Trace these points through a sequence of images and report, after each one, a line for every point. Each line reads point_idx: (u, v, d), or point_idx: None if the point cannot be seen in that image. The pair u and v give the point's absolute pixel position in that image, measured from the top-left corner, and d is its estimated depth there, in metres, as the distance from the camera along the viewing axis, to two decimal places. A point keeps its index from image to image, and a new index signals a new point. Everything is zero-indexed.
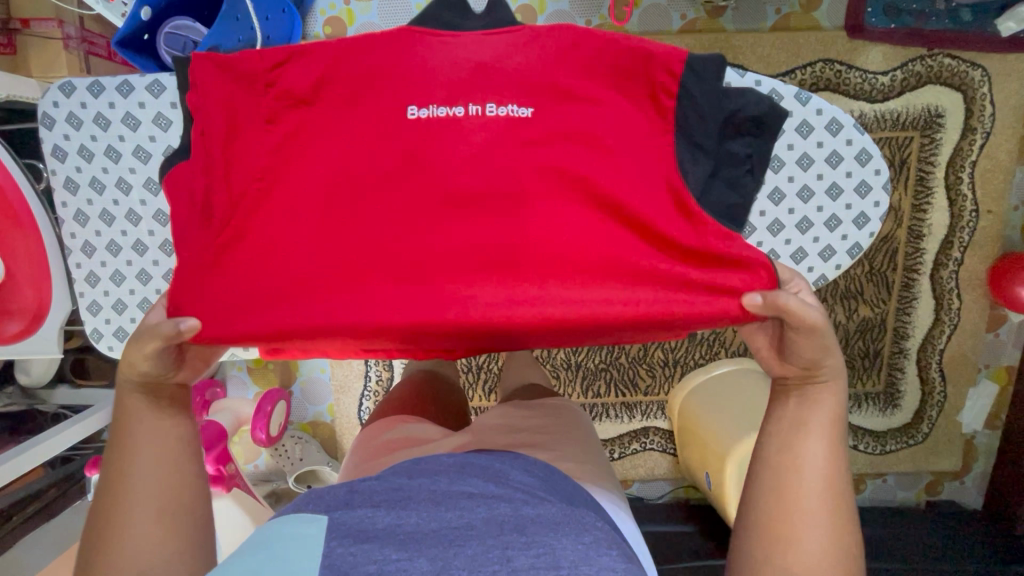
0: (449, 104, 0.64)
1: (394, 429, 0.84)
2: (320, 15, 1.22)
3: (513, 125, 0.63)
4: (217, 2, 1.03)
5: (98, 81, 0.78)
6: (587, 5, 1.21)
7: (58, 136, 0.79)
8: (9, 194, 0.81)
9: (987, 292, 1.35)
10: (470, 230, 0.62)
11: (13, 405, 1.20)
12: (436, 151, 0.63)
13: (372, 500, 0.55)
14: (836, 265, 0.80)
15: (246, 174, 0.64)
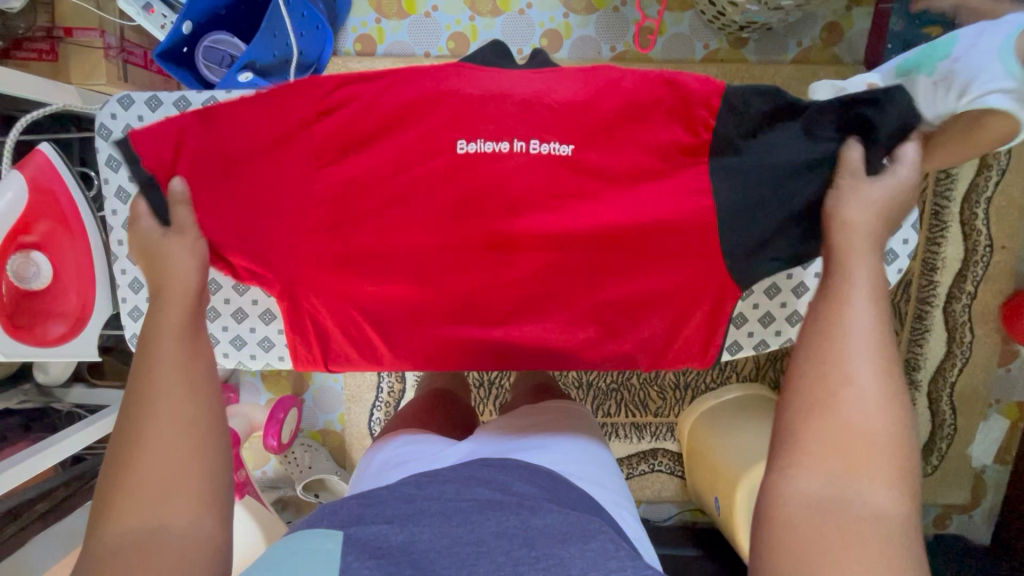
0: (495, 139, 0.64)
1: (398, 440, 0.86)
2: (352, 32, 1.25)
3: (556, 161, 0.65)
4: (254, 15, 1.05)
5: (156, 96, 0.80)
6: (613, 32, 1.24)
7: (113, 146, 0.81)
8: (61, 196, 0.84)
9: (998, 326, 1.36)
10: (511, 266, 0.67)
11: (29, 402, 1.22)
12: (481, 189, 0.65)
13: (386, 516, 0.56)
14: None
15: (294, 208, 0.67)
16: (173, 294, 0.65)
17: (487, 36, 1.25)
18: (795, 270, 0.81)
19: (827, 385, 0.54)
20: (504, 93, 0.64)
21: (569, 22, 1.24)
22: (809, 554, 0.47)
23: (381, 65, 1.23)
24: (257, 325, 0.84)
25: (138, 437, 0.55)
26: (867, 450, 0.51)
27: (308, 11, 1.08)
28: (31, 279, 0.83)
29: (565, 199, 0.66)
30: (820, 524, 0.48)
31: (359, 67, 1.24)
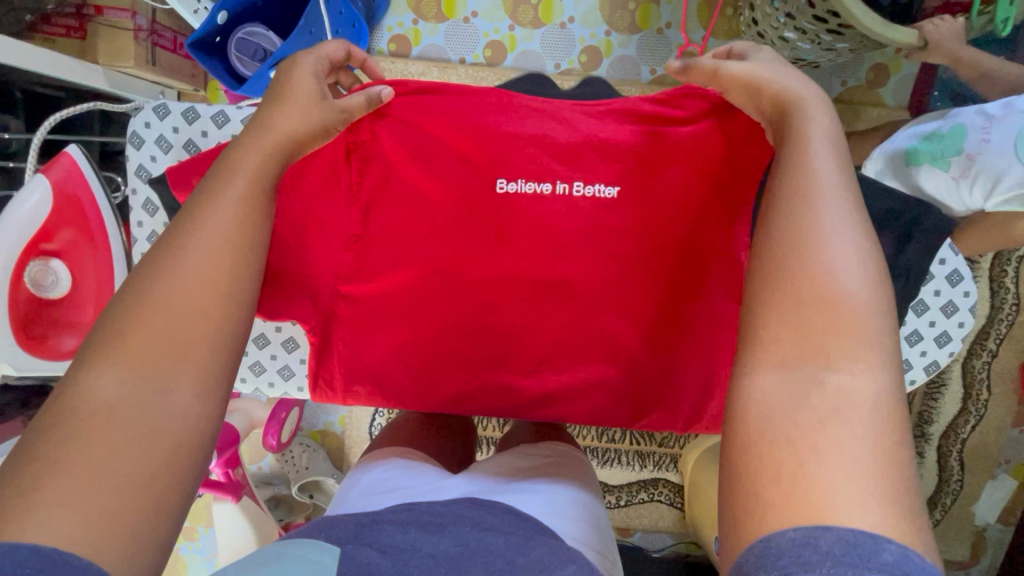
0: (537, 180, 0.63)
1: (391, 462, 0.84)
2: (387, 32, 1.22)
3: (598, 206, 0.64)
4: (289, 8, 1.01)
5: (194, 108, 0.78)
6: (655, 55, 1.20)
7: (144, 156, 0.78)
8: (85, 203, 0.81)
9: (1016, 386, 1.34)
10: (545, 309, 0.65)
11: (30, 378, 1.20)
12: (522, 226, 0.64)
13: (380, 543, 0.54)
14: (909, 380, 0.79)
15: (325, 235, 0.65)
16: (223, 217, 0.47)
17: (526, 47, 1.21)
18: None
19: (786, 256, 0.42)
20: (548, 137, 0.63)
21: (611, 41, 1.20)
22: (768, 485, 0.35)
23: (415, 69, 1.20)
24: (278, 353, 0.82)
25: (119, 389, 0.39)
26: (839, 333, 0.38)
27: (346, 9, 1.03)
28: (48, 287, 0.79)
29: (601, 245, 0.64)
30: (782, 438, 0.36)
31: (391, 68, 1.21)
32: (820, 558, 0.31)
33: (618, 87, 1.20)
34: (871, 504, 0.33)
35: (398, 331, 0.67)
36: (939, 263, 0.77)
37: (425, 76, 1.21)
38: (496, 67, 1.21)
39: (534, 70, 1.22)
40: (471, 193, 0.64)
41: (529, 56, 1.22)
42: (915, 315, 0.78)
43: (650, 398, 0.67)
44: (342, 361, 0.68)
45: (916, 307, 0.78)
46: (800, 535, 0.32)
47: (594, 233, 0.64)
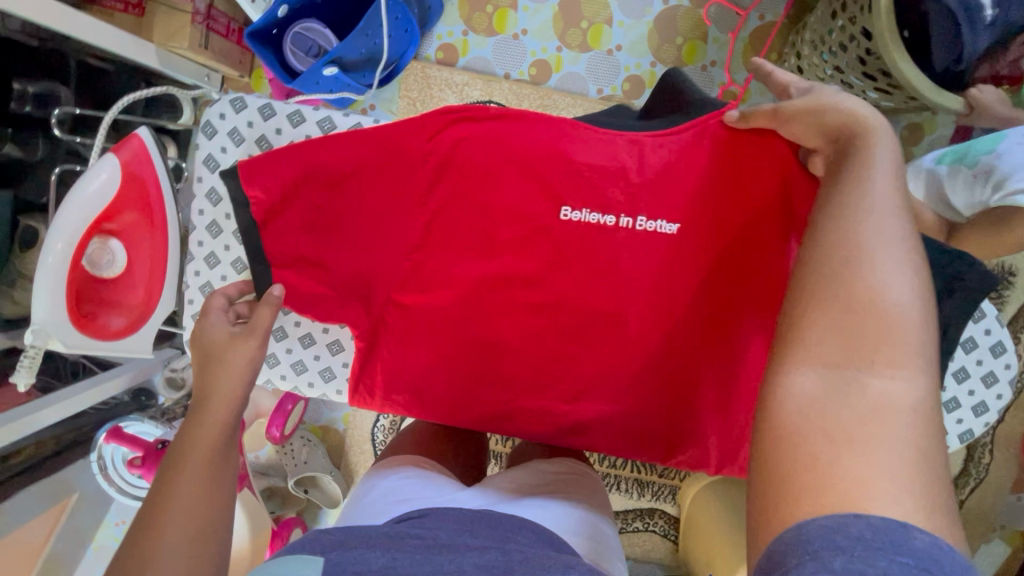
0: (602, 211, 0.64)
1: (401, 473, 0.84)
2: (437, 40, 1.23)
3: (657, 243, 0.64)
4: (347, 9, 1.02)
5: (270, 105, 0.77)
6: (697, 90, 1.22)
7: (215, 146, 0.78)
8: (150, 189, 0.81)
9: (1018, 452, 1.35)
10: (593, 330, 0.66)
11: None
12: (585, 256, 0.64)
13: (366, 543, 0.56)
14: (943, 446, 0.80)
15: (383, 243, 0.65)
16: (216, 405, 0.62)
17: (571, 70, 1.23)
18: None
19: (840, 262, 0.42)
20: (624, 171, 0.63)
21: (655, 72, 1.22)
22: (800, 474, 0.35)
23: (459, 79, 1.22)
24: (321, 354, 0.81)
25: (146, 536, 0.52)
26: (889, 340, 0.38)
27: (403, 14, 1.02)
28: (104, 266, 0.80)
29: (655, 271, 0.64)
30: (821, 433, 0.36)
31: (436, 76, 1.22)
32: (843, 541, 0.32)
33: None
34: (904, 498, 0.33)
35: (445, 344, 0.67)
36: (984, 333, 0.78)
37: (469, 87, 1.22)
38: (540, 86, 1.23)
39: (576, 92, 1.23)
40: (536, 210, 0.64)
41: (573, 78, 1.23)
42: (957, 383, 0.79)
43: (680, 428, 0.68)
44: (385, 369, 0.69)
45: (958, 375, 0.79)
46: (830, 521, 0.33)
47: (650, 261, 0.64)
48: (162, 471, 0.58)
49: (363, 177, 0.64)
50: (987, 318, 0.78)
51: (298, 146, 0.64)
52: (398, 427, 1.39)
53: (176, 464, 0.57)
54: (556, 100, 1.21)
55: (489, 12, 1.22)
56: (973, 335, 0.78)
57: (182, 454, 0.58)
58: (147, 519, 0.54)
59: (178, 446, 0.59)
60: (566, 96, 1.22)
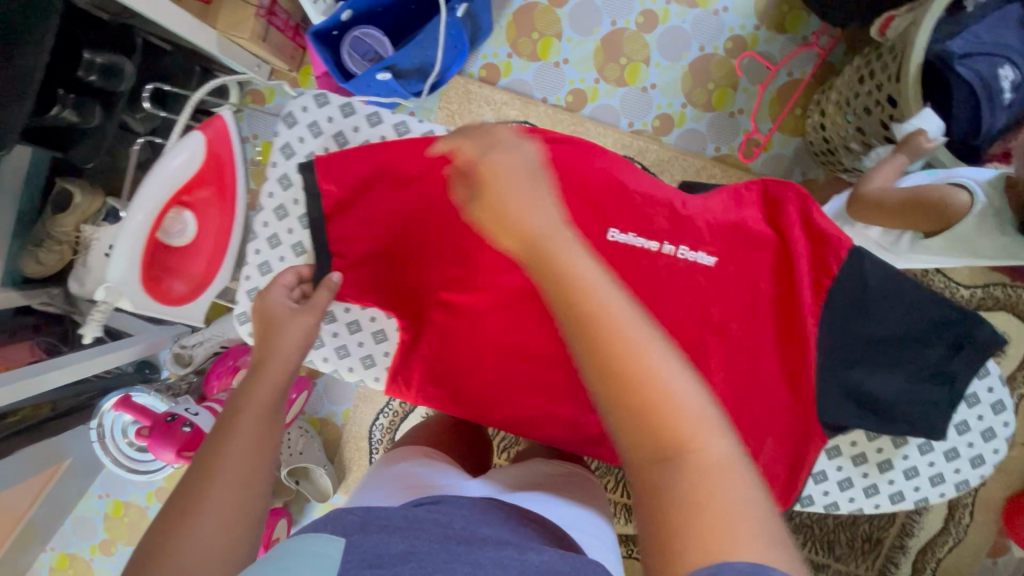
0: (647, 237, 0.70)
1: (411, 462, 0.86)
2: (482, 58, 1.29)
3: (693, 271, 0.71)
4: (404, 20, 1.08)
5: (351, 104, 0.82)
6: (722, 134, 1.28)
7: (293, 136, 0.83)
8: (225, 167, 0.89)
9: (997, 518, 1.38)
10: None
11: (51, 307, 1.27)
12: (622, 276, 0.71)
13: (388, 527, 0.57)
14: (940, 493, 0.82)
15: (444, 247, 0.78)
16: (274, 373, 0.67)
17: (606, 101, 1.29)
18: (889, 443, 0.81)
19: (620, 377, 0.44)
20: (672, 205, 0.71)
21: (685, 112, 1.28)
22: (668, 546, 0.39)
23: (499, 98, 1.27)
24: (366, 342, 0.85)
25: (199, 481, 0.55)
26: (674, 421, 0.43)
27: (457, 34, 1.08)
28: (176, 234, 0.88)
29: (685, 299, 0.71)
30: (679, 505, 0.40)
31: (478, 93, 1.28)
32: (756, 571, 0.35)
33: (682, 155, 1.27)
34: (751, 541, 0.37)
35: None
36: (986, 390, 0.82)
37: (507, 106, 1.27)
38: (575, 113, 1.28)
39: (608, 122, 1.28)
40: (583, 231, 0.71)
41: (607, 109, 1.29)
42: (958, 434, 0.81)
43: None
44: None
45: (960, 426, 0.81)
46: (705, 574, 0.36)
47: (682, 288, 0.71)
48: (216, 427, 0.61)
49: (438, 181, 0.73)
50: (991, 375, 0.81)
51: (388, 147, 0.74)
52: (396, 427, 1.40)
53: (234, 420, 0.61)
54: (589, 129, 1.26)
55: (534, 38, 1.28)
56: (977, 391, 0.81)
57: (241, 411, 0.62)
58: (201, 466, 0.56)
59: (233, 404, 0.63)
60: (599, 126, 1.27)
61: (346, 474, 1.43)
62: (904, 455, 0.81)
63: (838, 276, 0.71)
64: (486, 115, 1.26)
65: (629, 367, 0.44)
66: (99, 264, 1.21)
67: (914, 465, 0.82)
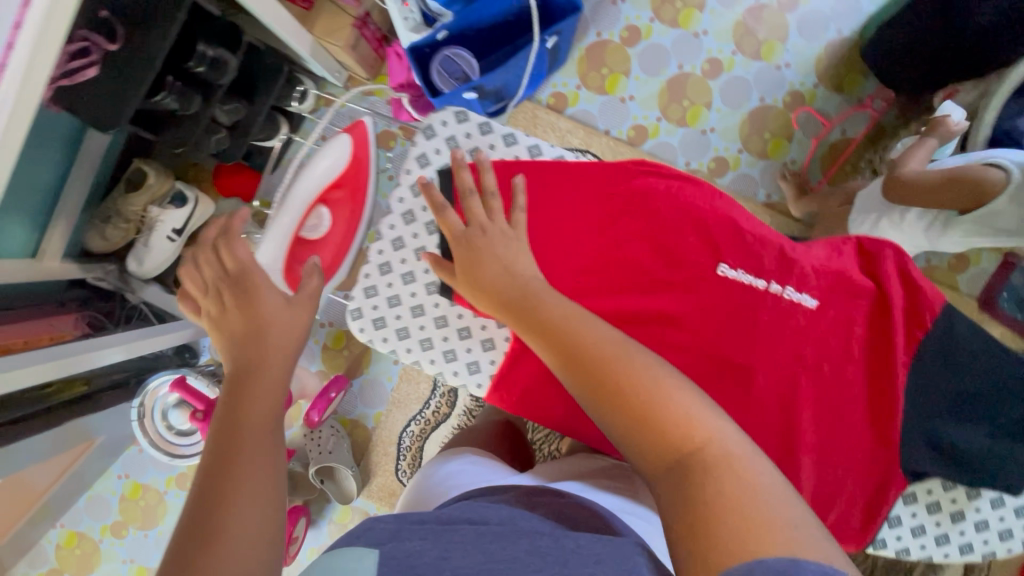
0: (755, 275, 0.77)
1: (462, 459, 0.88)
2: (551, 87, 1.35)
3: (796, 309, 0.76)
4: (490, 46, 1.15)
5: (489, 123, 0.88)
6: (775, 182, 1.33)
7: (430, 147, 0.89)
8: (361, 171, 0.99)
9: None
10: (723, 376, 0.75)
11: (105, 283, 1.28)
12: (729, 307, 0.76)
13: (419, 533, 0.55)
14: (1008, 547, 0.81)
15: (563, 264, 0.78)
16: (262, 396, 0.67)
17: (665, 139, 1.34)
18: (961, 495, 0.80)
19: (646, 415, 0.54)
20: (780, 246, 0.78)
21: (740, 157, 1.33)
22: (703, 548, 0.42)
23: (564, 126, 1.32)
24: (472, 348, 0.89)
25: (210, 527, 0.55)
26: (680, 434, 0.52)
27: (540, 65, 1.14)
28: (313, 228, 0.97)
29: (786, 336, 0.76)
30: (706, 513, 0.45)
31: (545, 119, 1.33)
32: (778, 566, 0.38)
33: (735, 198, 1.32)
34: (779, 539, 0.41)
35: None
36: None
37: (571, 134, 1.32)
38: (635, 147, 1.33)
39: (666, 159, 1.33)
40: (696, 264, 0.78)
41: (666, 147, 1.34)
42: None
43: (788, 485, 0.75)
44: None
45: None
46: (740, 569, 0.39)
47: (783, 325, 0.76)
48: (205, 471, 0.60)
49: (566, 200, 0.80)
50: None
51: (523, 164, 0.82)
52: (425, 436, 1.38)
53: (230, 458, 0.60)
54: None
55: (603, 74, 1.34)
56: None
57: (236, 446, 0.61)
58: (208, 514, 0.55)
59: (220, 440, 0.62)
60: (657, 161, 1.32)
61: (369, 478, 1.43)
62: (974, 507, 0.81)
63: (930, 330, 0.78)
64: (551, 140, 1.31)
65: (626, 392, 0.56)
66: (159, 245, 1.25)
67: (985, 519, 0.81)
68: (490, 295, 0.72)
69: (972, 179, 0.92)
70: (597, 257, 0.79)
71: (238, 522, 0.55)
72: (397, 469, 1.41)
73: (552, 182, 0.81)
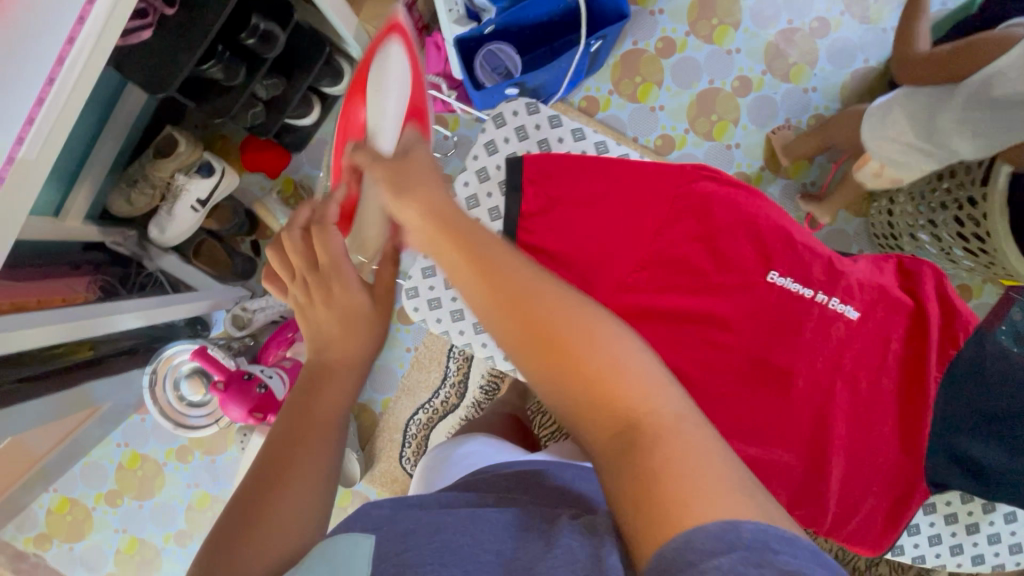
0: (803, 284, 0.82)
1: (476, 442, 0.89)
2: (584, 91, 1.37)
3: (841, 320, 0.82)
4: (532, 45, 1.17)
5: (559, 118, 1.01)
6: (793, 202, 1.37)
7: (500, 135, 1.00)
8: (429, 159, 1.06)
9: None
10: (767, 379, 0.81)
11: (122, 248, 1.26)
12: (776, 314, 0.82)
13: (413, 519, 0.52)
14: (1016, 560, 0.92)
15: (622, 261, 0.85)
16: (332, 395, 0.64)
17: (691, 151, 1.37)
18: (976, 507, 0.91)
19: (585, 371, 0.47)
20: (829, 259, 0.84)
21: (762, 175, 1.37)
22: (653, 524, 0.40)
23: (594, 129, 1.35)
24: None
25: (256, 524, 0.53)
26: (626, 391, 0.46)
27: (580, 69, 1.17)
28: None
29: (829, 346, 0.81)
30: (653, 484, 0.42)
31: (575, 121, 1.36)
32: (731, 547, 0.37)
33: None
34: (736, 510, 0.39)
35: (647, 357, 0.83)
36: None
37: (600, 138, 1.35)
38: (662, 156, 1.36)
39: None
40: (749, 271, 0.83)
41: (691, 158, 1.36)
42: None
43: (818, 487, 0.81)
44: None
45: None
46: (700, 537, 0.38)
47: (825, 334, 0.81)
48: (266, 458, 0.59)
49: (623, 197, 0.86)
50: None
51: (582, 159, 0.89)
52: (432, 426, 1.39)
53: (294, 453, 0.59)
54: None
55: (636, 82, 1.37)
56: None
57: (300, 446, 0.59)
58: (257, 507, 0.55)
59: (286, 433, 0.61)
60: None
61: (373, 463, 1.43)
62: (989, 521, 0.91)
63: (963, 349, 0.84)
64: None
65: (568, 350, 0.48)
66: (181, 213, 1.24)
67: (998, 532, 0.91)
68: (421, 212, 0.56)
69: (977, 47, 0.92)
70: (652, 255, 0.85)
71: (280, 527, 0.54)
72: (400, 456, 1.41)
73: (610, 179, 0.87)
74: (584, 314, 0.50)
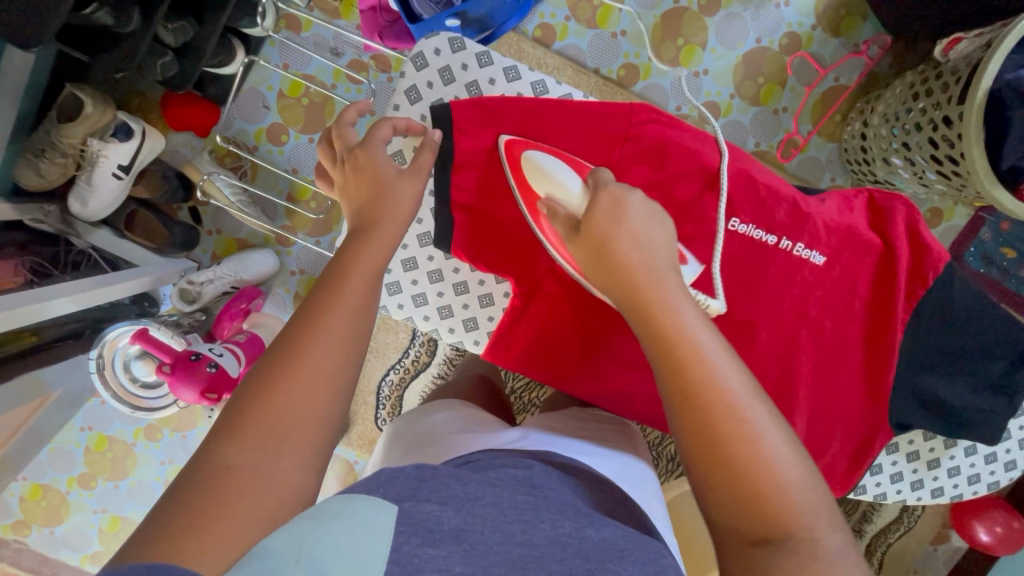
0: (766, 231, 0.79)
1: (449, 412, 0.85)
2: (538, 18, 1.25)
3: (803, 266, 0.80)
4: None
5: (488, 55, 0.92)
6: (765, 130, 1.29)
7: (422, 79, 0.91)
8: None
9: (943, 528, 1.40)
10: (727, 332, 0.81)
11: (44, 225, 1.15)
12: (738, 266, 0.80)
13: (439, 495, 0.50)
14: (973, 489, 0.96)
15: None
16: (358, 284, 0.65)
17: (656, 81, 1.27)
18: (937, 442, 0.94)
19: (721, 455, 0.53)
20: (794, 202, 0.80)
21: (732, 103, 1.28)
22: None
23: (551, 62, 1.24)
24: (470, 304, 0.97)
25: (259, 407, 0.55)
26: (764, 491, 0.51)
27: None
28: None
29: (792, 296, 0.81)
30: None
31: (530, 54, 1.24)
32: None
33: None
34: None
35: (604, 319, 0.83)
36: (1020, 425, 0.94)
37: (558, 72, 1.24)
38: (626, 88, 1.26)
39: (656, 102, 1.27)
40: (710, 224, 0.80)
41: (657, 89, 1.27)
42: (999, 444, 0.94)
43: None
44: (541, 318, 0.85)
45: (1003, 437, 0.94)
46: None
47: (788, 283, 0.80)
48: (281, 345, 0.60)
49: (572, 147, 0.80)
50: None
51: (525, 104, 0.81)
52: (405, 385, 1.37)
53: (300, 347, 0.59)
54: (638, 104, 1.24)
55: (595, 4, 1.24)
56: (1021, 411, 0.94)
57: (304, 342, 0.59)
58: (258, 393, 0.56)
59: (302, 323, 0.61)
60: None
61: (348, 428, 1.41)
62: (950, 455, 0.95)
63: (930, 287, 0.83)
64: None
65: (721, 444, 0.53)
66: (105, 184, 1.13)
67: (958, 465, 0.95)
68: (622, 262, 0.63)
69: None
70: None
71: (278, 409, 0.55)
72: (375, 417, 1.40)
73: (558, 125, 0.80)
74: (744, 404, 0.54)
